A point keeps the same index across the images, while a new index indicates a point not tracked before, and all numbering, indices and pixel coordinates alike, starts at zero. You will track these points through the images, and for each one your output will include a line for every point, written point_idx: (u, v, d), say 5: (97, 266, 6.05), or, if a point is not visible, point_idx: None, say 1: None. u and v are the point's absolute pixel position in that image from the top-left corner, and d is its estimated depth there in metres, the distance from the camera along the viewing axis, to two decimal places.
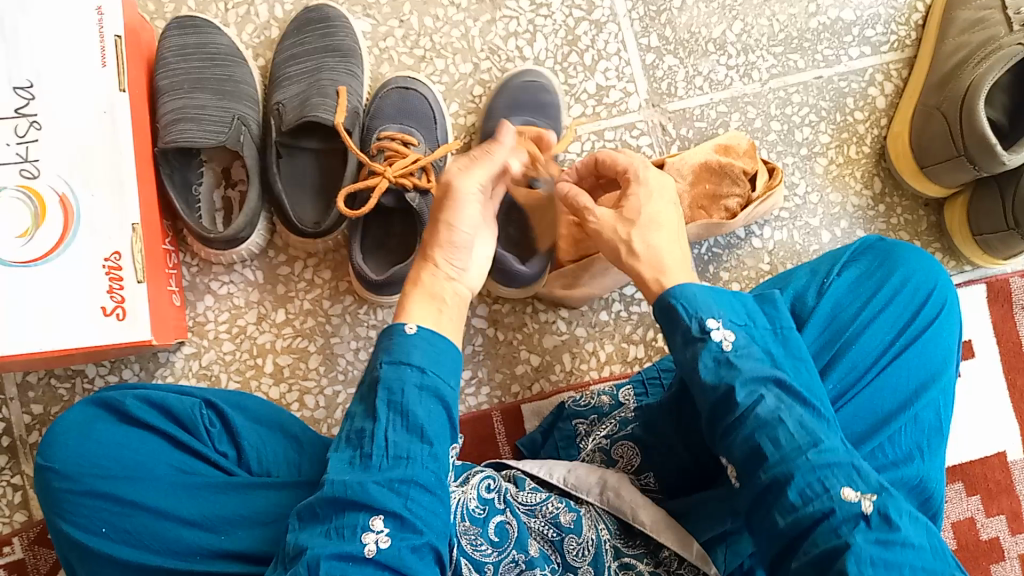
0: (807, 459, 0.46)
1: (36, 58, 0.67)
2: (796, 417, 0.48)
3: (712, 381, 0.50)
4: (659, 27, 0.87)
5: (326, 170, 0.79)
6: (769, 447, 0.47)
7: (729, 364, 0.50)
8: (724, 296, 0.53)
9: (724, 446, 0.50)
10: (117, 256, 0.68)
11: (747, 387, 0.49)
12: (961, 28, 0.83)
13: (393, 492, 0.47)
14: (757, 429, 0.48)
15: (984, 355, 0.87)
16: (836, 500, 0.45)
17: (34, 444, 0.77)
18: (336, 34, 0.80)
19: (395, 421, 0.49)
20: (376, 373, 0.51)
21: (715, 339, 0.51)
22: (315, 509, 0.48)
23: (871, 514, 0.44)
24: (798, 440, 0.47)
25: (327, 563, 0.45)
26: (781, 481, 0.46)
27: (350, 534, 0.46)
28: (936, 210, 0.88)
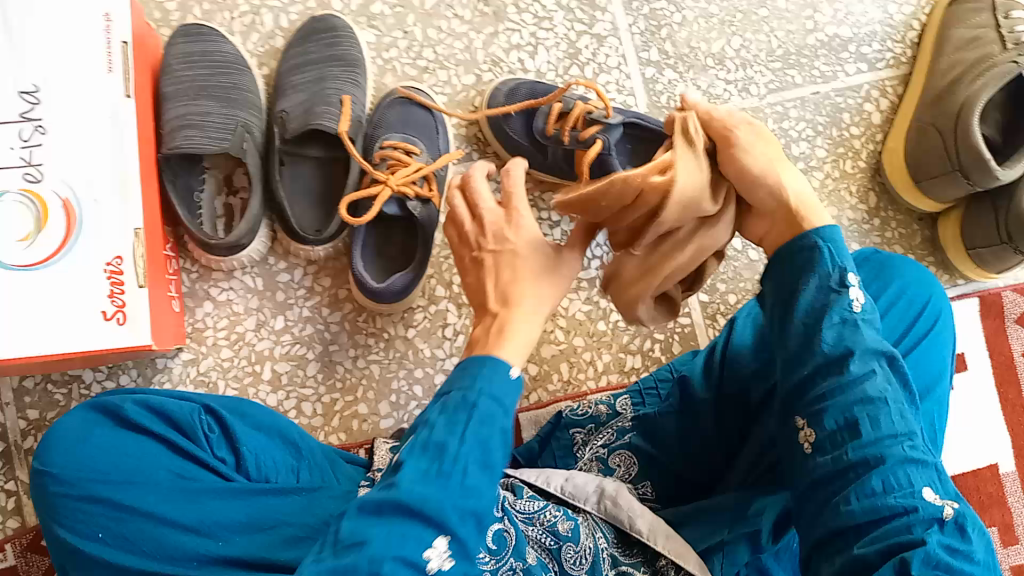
0: (901, 452, 0.45)
1: (43, 63, 0.67)
2: (900, 403, 0.47)
3: (832, 341, 0.48)
4: (659, 41, 0.88)
5: (329, 178, 0.79)
6: (867, 426, 0.46)
7: (853, 327, 0.48)
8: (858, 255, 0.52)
9: (810, 409, 0.48)
10: (119, 260, 0.69)
11: (864, 359, 0.47)
12: (957, 46, 0.85)
13: (464, 520, 0.43)
14: (857, 402, 0.47)
15: (977, 368, 0.88)
16: (920, 500, 0.44)
17: (30, 450, 0.77)
18: (341, 44, 0.80)
19: (478, 453, 0.44)
20: (473, 398, 0.45)
21: (851, 297, 0.49)
22: (379, 506, 0.43)
23: (947, 520, 0.44)
24: (897, 427, 0.46)
25: (391, 565, 0.41)
26: (870, 462, 0.45)
27: (414, 547, 0.42)
28: (930, 225, 0.89)
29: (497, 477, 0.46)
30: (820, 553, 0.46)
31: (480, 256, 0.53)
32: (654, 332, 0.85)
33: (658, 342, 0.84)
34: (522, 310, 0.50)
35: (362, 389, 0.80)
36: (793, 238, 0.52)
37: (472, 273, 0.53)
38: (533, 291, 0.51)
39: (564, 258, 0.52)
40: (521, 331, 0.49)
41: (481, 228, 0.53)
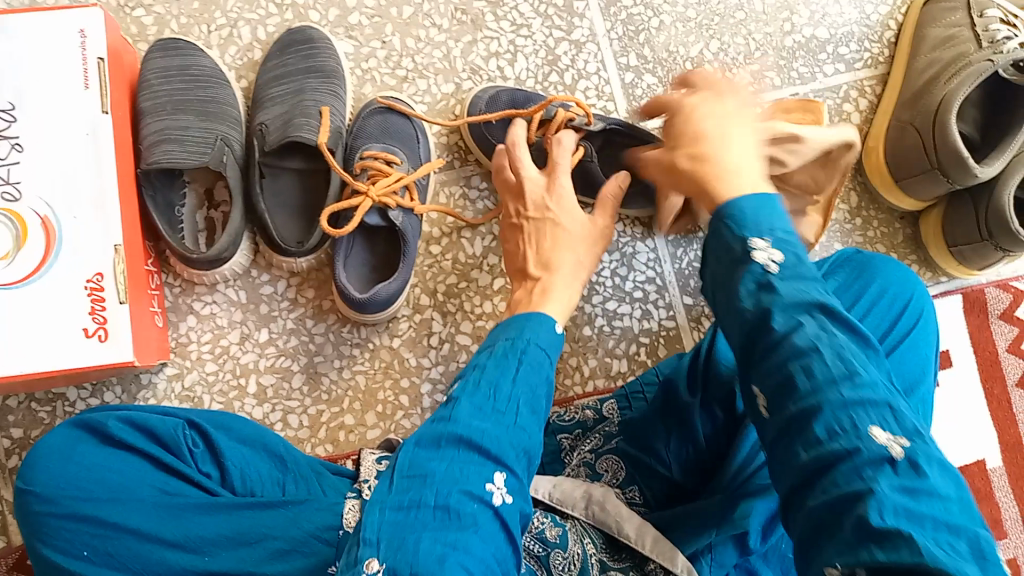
0: (840, 393, 0.39)
1: (18, 81, 0.68)
2: (837, 345, 0.40)
3: (751, 307, 0.43)
4: (638, 46, 0.88)
5: (310, 189, 0.79)
6: (800, 377, 0.40)
7: (770, 287, 0.43)
8: (775, 209, 0.47)
9: (758, 377, 0.43)
10: (99, 277, 0.68)
11: (787, 312, 0.42)
12: (933, 45, 0.86)
13: (519, 456, 0.45)
14: (792, 358, 0.40)
15: (962, 365, 0.88)
16: (864, 439, 0.37)
17: (14, 469, 0.76)
18: (318, 55, 0.80)
19: (528, 394, 0.47)
20: (522, 343, 0.49)
21: (758, 262, 0.44)
22: (438, 441, 0.44)
23: (898, 459, 0.36)
24: (833, 370, 0.39)
25: (457, 496, 0.42)
26: (807, 415, 0.39)
27: (475, 478, 0.43)
28: (912, 223, 0.90)
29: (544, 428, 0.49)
30: (797, 505, 0.39)
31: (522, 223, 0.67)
32: (639, 336, 0.85)
33: (644, 346, 0.84)
34: (561, 273, 0.62)
35: (348, 400, 0.80)
36: (714, 213, 0.48)
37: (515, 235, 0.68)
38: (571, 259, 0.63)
39: (597, 228, 0.67)
40: (563, 288, 0.60)
41: (532, 204, 0.67)
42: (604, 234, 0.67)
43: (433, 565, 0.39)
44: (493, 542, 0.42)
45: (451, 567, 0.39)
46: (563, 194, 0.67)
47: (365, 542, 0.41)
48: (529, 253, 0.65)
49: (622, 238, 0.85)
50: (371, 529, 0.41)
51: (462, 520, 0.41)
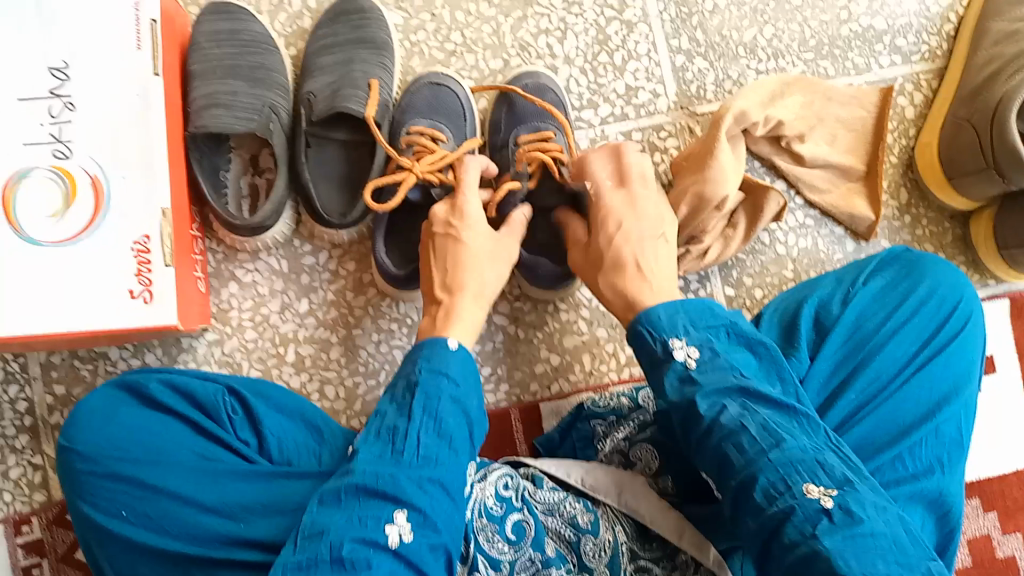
0: (769, 459, 0.49)
1: (72, 39, 0.67)
2: (760, 420, 0.51)
3: (677, 399, 0.55)
4: (691, 29, 0.87)
5: (354, 161, 0.79)
6: (734, 453, 0.50)
7: (692, 379, 0.55)
8: (692, 307, 0.58)
9: (698, 458, 0.53)
10: (146, 240, 0.68)
11: (709, 399, 0.53)
12: (994, 40, 0.83)
13: (422, 490, 0.52)
14: (725, 438, 0.51)
15: (1006, 372, 0.87)
16: (800, 497, 0.46)
17: (56, 425, 0.78)
18: (369, 26, 0.80)
19: (427, 424, 0.55)
20: (415, 377, 0.58)
21: (679, 358, 0.56)
22: (340, 495, 0.52)
23: (832, 509, 0.45)
24: (762, 443, 0.50)
25: (350, 546, 0.49)
26: (748, 483, 0.49)
27: (374, 523, 0.51)
28: (962, 224, 0.88)
29: (457, 456, 0.56)
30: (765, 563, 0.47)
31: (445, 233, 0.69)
32: None
33: None
34: (460, 296, 0.66)
35: (384, 374, 0.80)
36: (637, 320, 0.60)
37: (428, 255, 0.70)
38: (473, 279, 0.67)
39: (495, 249, 0.70)
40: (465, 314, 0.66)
41: (439, 220, 0.70)
42: (503, 253, 0.70)
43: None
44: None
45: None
46: (471, 216, 0.69)
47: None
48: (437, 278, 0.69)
49: None
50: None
51: (355, 567, 0.48)
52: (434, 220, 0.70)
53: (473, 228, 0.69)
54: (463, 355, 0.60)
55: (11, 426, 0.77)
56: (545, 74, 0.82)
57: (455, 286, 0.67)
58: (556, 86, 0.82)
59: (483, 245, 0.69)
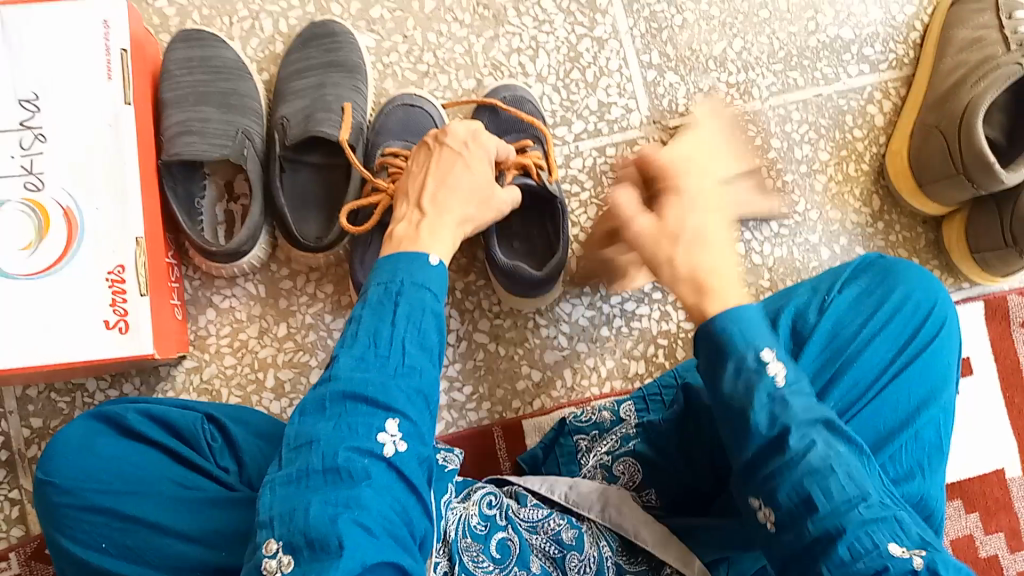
0: (857, 514, 0.44)
1: (40, 70, 0.68)
2: (848, 467, 0.45)
3: (765, 422, 0.46)
4: (661, 44, 0.88)
5: (329, 183, 0.79)
6: (820, 498, 0.44)
7: (783, 402, 0.46)
8: (766, 316, 0.50)
9: (761, 492, 0.46)
10: (121, 269, 0.68)
11: (802, 433, 0.45)
12: (959, 48, 0.85)
13: (410, 398, 0.52)
14: (807, 477, 0.44)
15: (982, 372, 0.88)
16: (889, 559, 0.42)
17: (33, 459, 0.77)
18: (341, 49, 0.80)
19: (413, 334, 0.53)
20: (402, 285, 0.55)
21: (771, 374, 0.47)
22: (324, 403, 0.51)
23: (921, 571, 0.42)
24: (849, 491, 0.44)
25: (345, 455, 0.48)
26: (830, 535, 0.44)
27: (366, 430, 0.49)
28: (934, 228, 0.89)
29: (436, 364, 0.55)
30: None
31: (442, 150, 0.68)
32: (658, 338, 0.84)
33: (663, 347, 0.84)
34: (445, 214, 0.64)
35: None
36: (703, 326, 0.49)
37: (425, 160, 0.69)
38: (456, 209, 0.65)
39: (485, 193, 0.68)
40: (438, 226, 0.62)
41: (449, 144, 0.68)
42: (484, 211, 0.68)
43: (326, 523, 0.45)
44: (389, 493, 0.49)
45: (344, 523, 0.45)
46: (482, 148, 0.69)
47: (263, 524, 0.47)
48: (426, 184, 0.66)
49: None
50: (267, 508, 0.47)
51: (352, 475, 0.48)
52: (451, 133, 0.69)
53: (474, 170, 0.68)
54: (442, 273, 0.58)
55: None
56: (519, 86, 0.83)
57: (438, 199, 0.65)
58: (532, 98, 0.83)
59: (480, 180, 0.68)
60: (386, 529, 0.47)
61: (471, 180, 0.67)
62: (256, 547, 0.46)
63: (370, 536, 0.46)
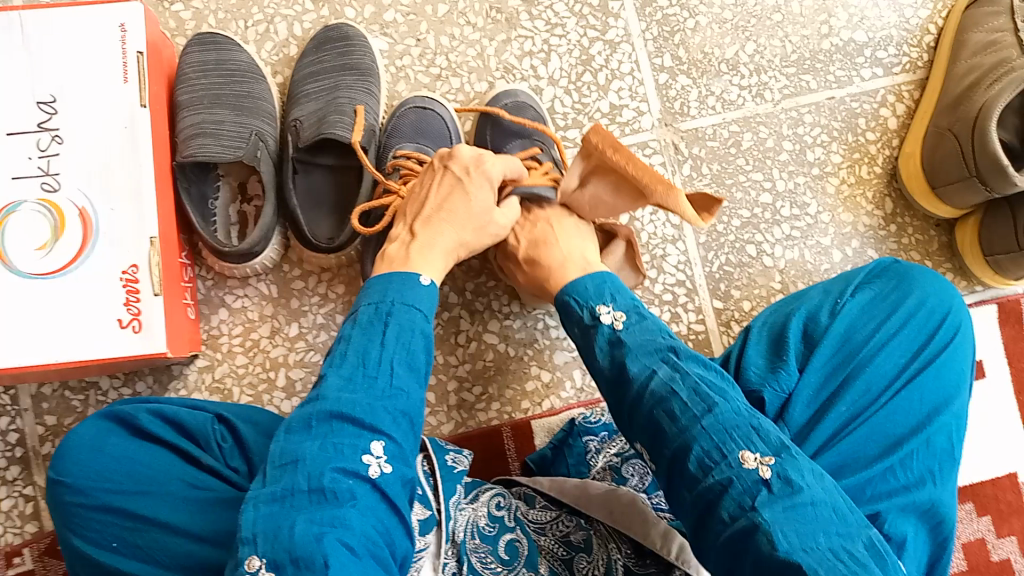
0: (703, 426, 0.51)
1: (60, 74, 0.69)
2: (689, 384, 0.53)
3: (609, 363, 0.58)
4: (673, 47, 0.88)
5: (341, 186, 0.79)
6: (666, 420, 0.53)
7: (620, 342, 0.58)
8: (609, 283, 0.62)
9: (631, 426, 0.56)
10: (135, 269, 0.69)
11: (640, 361, 0.56)
12: (974, 50, 0.84)
13: (396, 420, 0.53)
14: (655, 404, 0.54)
15: (996, 376, 0.87)
16: (736, 469, 0.49)
17: (48, 456, 0.77)
18: (355, 53, 0.81)
19: (401, 355, 0.56)
20: (392, 307, 0.58)
21: (607, 324, 0.59)
22: (310, 421, 0.52)
23: (770, 479, 0.48)
24: (691, 408, 0.52)
25: (331, 475, 0.49)
26: (682, 452, 0.52)
27: (352, 451, 0.50)
28: (947, 231, 0.89)
29: (423, 385, 0.57)
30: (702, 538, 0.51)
31: (447, 171, 0.70)
32: None
33: None
34: (438, 235, 0.67)
35: None
36: (563, 294, 0.63)
37: (429, 181, 0.70)
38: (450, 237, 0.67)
39: (483, 218, 0.69)
40: (429, 249, 0.65)
41: (454, 165, 0.70)
42: (483, 235, 0.70)
43: (312, 542, 0.46)
44: (373, 514, 0.50)
45: (329, 542, 0.47)
46: (487, 175, 0.69)
47: (245, 540, 0.47)
48: (424, 206, 0.69)
49: (653, 240, 0.85)
50: (249, 525, 0.48)
51: (336, 496, 0.49)
52: (457, 157, 0.70)
53: (476, 195, 0.69)
54: (432, 292, 0.62)
55: (3, 458, 0.77)
56: (522, 91, 0.83)
57: (432, 219, 0.67)
58: (534, 101, 0.83)
59: (479, 208, 0.69)
60: (367, 549, 0.48)
61: (472, 206, 0.68)
62: (238, 562, 0.47)
63: (353, 556, 0.47)
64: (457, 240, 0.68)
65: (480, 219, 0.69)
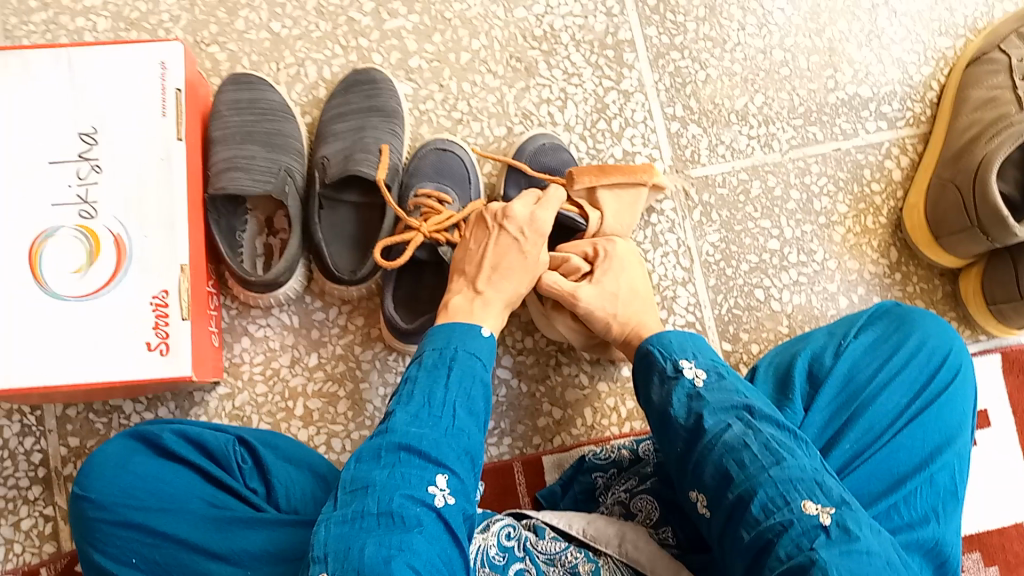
0: (770, 475, 0.54)
1: (102, 108, 0.73)
2: (761, 440, 0.56)
3: (683, 414, 0.60)
4: (685, 98, 0.92)
5: (365, 222, 0.82)
6: (734, 468, 0.56)
7: (698, 397, 0.60)
8: (697, 344, 0.65)
9: (695, 481, 0.59)
10: (165, 294, 0.72)
11: (715, 415, 0.59)
12: (974, 106, 0.88)
13: (459, 458, 0.57)
14: (726, 453, 0.56)
15: (1000, 425, 0.88)
16: (797, 514, 0.52)
17: (69, 476, 0.79)
18: (381, 96, 0.84)
19: (463, 399, 0.59)
20: (455, 352, 0.62)
21: (688, 377, 0.62)
22: (379, 452, 0.55)
23: (828, 525, 0.51)
24: (761, 459, 0.55)
25: (400, 501, 0.52)
26: (746, 497, 0.54)
27: (418, 480, 0.53)
28: (951, 280, 0.91)
29: (480, 427, 0.60)
30: None
31: (502, 228, 0.72)
32: None
33: None
34: (499, 296, 0.70)
35: None
36: (645, 343, 0.66)
37: (482, 238, 0.73)
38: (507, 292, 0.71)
39: (536, 271, 0.73)
40: (490, 307, 0.69)
41: (511, 224, 0.72)
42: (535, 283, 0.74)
43: (380, 563, 0.48)
44: (437, 543, 0.52)
45: (397, 565, 0.48)
46: (542, 233, 0.73)
47: (316, 559, 0.49)
48: (482, 264, 0.71)
49: (663, 281, 0.88)
50: (321, 545, 0.50)
51: (404, 520, 0.51)
52: (513, 217, 0.72)
53: (530, 250, 0.72)
54: (490, 344, 0.65)
55: (25, 478, 0.79)
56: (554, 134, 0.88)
57: (493, 276, 0.71)
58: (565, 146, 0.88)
59: (534, 263, 0.72)
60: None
61: (527, 260, 0.72)
62: None
63: None
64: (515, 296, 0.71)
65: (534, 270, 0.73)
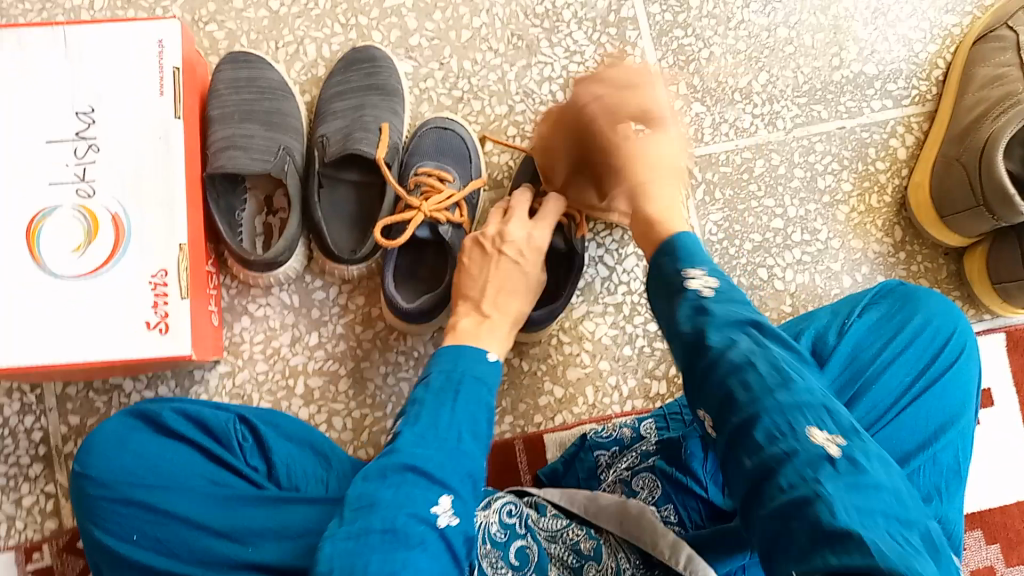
0: (777, 400, 0.45)
1: (99, 86, 0.72)
2: (770, 361, 0.47)
3: (689, 327, 0.51)
4: (688, 76, 0.91)
5: (365, 202, 0.82)
6: (739, 390, 0.46)
7: (703, 309, 0.51)
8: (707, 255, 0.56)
9: (702, 401, 0.49)
10: (163, 273, 0.71)
11: (721, 330, 0.49)
12: (981, 84, 0.86)
13: (462, 479, 0.56)
14: (730, 372, 0.47)
15: (1004, 404, 0.88)
16: (802, 441, 0.43)
17: (70, 454, 0.79)
18: (381, 74, 0.83)
19: (467, 421, 0.59)
20: (462, 376, 0.61)
21: (694, 289, 0.53)
22: (385, 471, 0.54)
23: (835, 457, 0.42)
24: (769, 381, 0.46)
25: (404, 518, 0.51)
26: (750, 421, 0.45)
27: (424, 501, 0.53)
28: (956, 259, 0.90)
29: (484, 446, 0.60)
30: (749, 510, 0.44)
31: (501, 250, 0.74)
32: None
33: None
34: (503, 317, 0.71)
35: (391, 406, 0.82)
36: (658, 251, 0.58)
37: (483, 261, 0.74)
38: (510, 312, 0.72)
39: (534, 291, 0.75)
40: (494, 329, 0.69)
41: (510, 248, 0.74)
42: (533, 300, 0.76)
43: None
44: (438, 560, 0.51)
45: None
46: (540, 252, 0.75)
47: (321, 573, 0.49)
48: (486, 288, 0.73)
49: None
50: (325, 559, 0.49)
51: (406, 538, 0.51)
52: (511, 240, 0.74)
53: (528, 271, 0.74)
54: (495, 368, 0.64)
55: (26, 456, 0.79)
56: None
57: (496, 300, 0.72)
58: None
59: (533, 281, 0.74)
60: None
61: (526, 282, 0.74)
62: None
63: None
64: (518, 316, 0.73)
65: (532, 289, 0.75)
